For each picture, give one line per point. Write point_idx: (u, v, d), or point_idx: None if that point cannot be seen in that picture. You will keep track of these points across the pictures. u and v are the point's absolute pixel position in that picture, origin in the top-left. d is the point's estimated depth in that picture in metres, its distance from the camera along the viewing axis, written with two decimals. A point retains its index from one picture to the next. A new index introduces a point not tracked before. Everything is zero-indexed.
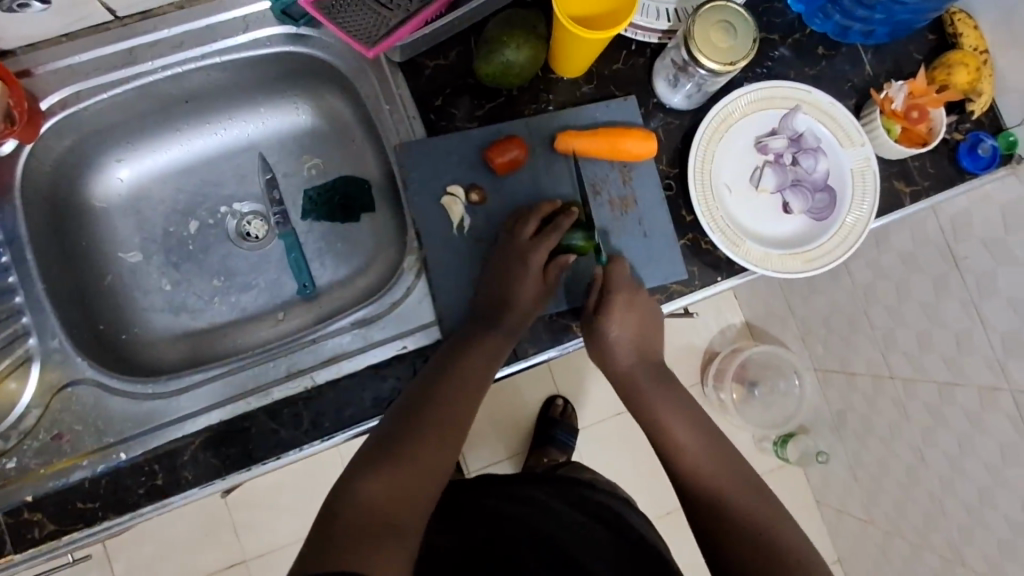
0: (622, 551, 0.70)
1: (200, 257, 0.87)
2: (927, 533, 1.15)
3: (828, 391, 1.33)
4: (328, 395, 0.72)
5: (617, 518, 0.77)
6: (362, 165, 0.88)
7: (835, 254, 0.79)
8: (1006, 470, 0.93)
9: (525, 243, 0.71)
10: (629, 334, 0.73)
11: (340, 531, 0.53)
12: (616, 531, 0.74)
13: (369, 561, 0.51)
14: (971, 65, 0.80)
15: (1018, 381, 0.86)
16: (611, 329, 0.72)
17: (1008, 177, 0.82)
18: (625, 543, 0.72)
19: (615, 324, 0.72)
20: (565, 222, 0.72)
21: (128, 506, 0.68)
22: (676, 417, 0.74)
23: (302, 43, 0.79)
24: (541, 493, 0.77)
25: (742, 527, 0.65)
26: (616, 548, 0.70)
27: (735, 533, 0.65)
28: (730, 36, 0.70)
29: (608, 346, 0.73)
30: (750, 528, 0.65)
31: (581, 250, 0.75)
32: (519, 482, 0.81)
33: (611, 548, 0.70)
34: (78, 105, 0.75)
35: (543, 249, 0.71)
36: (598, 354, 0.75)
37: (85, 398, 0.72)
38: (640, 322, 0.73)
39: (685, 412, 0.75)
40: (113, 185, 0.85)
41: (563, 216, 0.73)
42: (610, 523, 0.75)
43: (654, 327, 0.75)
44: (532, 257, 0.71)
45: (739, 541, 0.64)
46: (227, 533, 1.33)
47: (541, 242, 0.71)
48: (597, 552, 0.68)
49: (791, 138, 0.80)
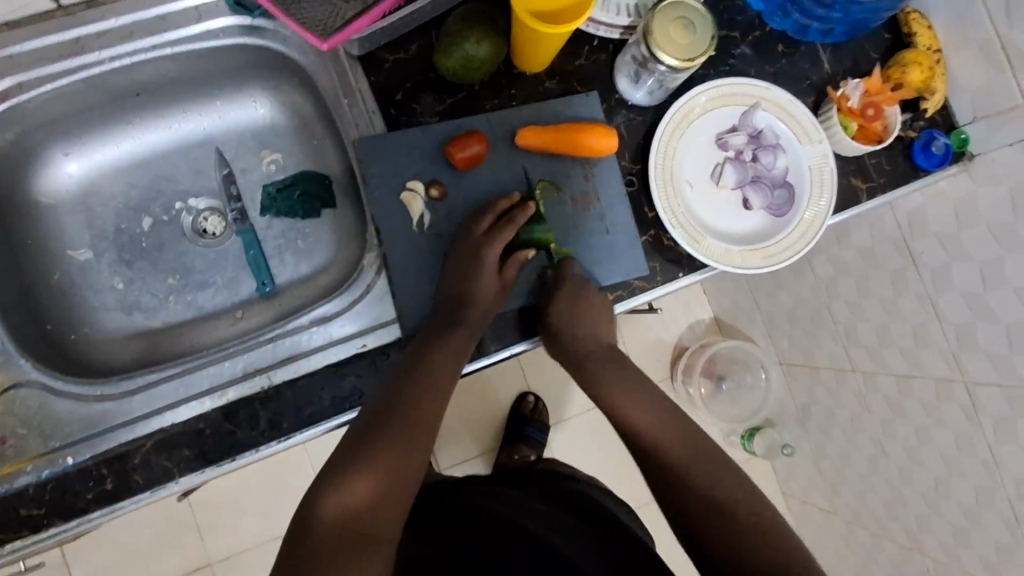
0: (607, 544, 0.70)
1: (154, 254, 0.84)
2: (887, 522, 1.18)
3: (793, 385, 1.35)
4: (285, 395, 0.71)
5: (602, 511, 0.77)
6: (324, 160, 0.86)
7: (795, 250, 0.80)
8: (961, 459, 0.96)
9: (480, 238, 0.70)
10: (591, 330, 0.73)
11: (314, 550, 0.56)
12: (599, 524, 0.74)
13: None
14: (924, 64, 0.81)
15: (971, 374, 0.89)
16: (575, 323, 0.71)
17: (959, 175, 0.84)
18: (607, 536, 0.71)
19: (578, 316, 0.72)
20: (521, 217, 0.71)
21: (76, 512, 0.66)
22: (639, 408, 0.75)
23: (259, 35, 0.77)
24: (521, 493, 0.78)
25: (727, 518, 0.65)
26: (599, 540, 0.70)
27: (711, 519, 0.65)
28: (689, 32, 0.70)
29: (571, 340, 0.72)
30: (737, 519, 0.65)
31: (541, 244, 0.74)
32: (500, 483, 0.81)
33: (594, 541, 0.70)
34: (19, 97, 0.72)
35: (497, 242, 0.70)
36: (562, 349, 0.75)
37: (29, 401, 0.70)
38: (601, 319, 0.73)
39: (650, 401, 0.75)
40: (61, 180, 0.82)
41: (520, 210, 0.71)
42: (593, 516, 0.75)
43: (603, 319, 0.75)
44: (486, 251, 0.70)
45: (726, 536, 0.64)
46: (190, 536, 1.30)
47: (494, 236, 0.70)
48: (578, 545, 0.68)
49: (751, 135, 0.80)
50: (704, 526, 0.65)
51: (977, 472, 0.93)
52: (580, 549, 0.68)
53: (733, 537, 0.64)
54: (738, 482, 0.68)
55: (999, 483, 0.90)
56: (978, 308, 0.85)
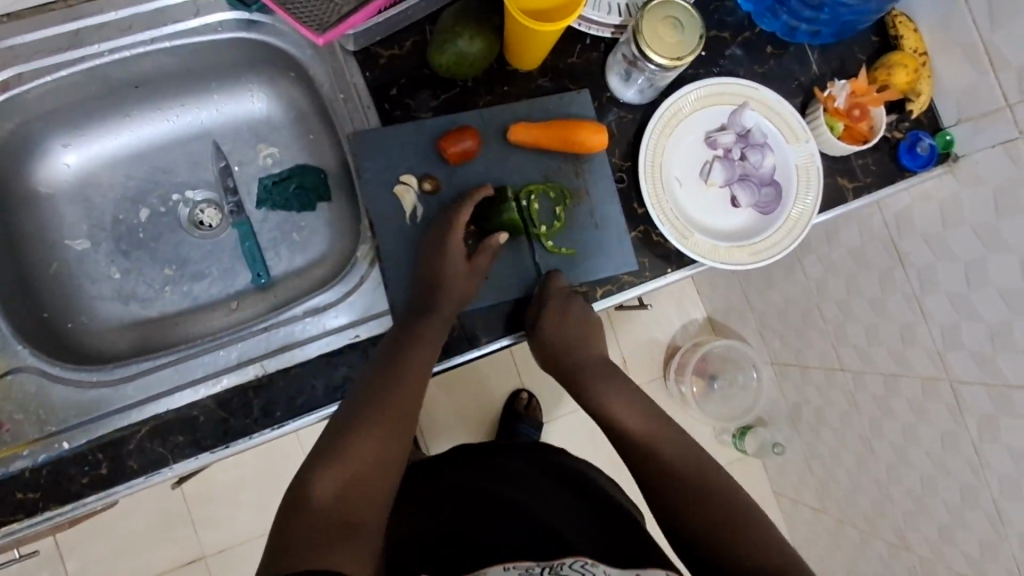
0: (597, 516, 0.72)
1: (151, 245, 0.86)
2: (875, 520, 1.19)
3: (785, 384, 1.36)
4: (279, 383, 0.72)
5: (595, 483, 0.80)
6: (320, 154, 0.88)
7: (781, 246, 0.81)
8: (947, 458, 0.97)
9: (445, 223, 0.72)
10: (565, 338, 0.75)
11: (300, 539, 0.56)
12: (590, 495, 0.76)
13: (327, 555, 0.54)
14: (910, 66, 0.83)
15: (956, 373, 0.90)
16: (548, 332, 0.73)
17: (945, 176, 0.85)
18: (597, 502, 0.75)
19: (553, 327, 0.73)
20: (479, 196, 0.73)
21: (70, 496, 0.67)
22: (622, 398, 0.78)
23: (257, 30, 0.78)
24: (511, 461, 0.82)
25: (708, 505, 0.67)
26: (589, 514, 0.72)
27: (700, 507, 0.67)
28: (678, 31, 0.71)
29: (552, 347, 0.75)
30: (719, 510, 0.66)
31: (512, 225, 0.74)
32: (497, 453, 0.84)
33: (582, 512, 0.72)
34: (19, 88, 0.74)
35: (457, 225, 0.71)
36: (545, 355, 0.77)
37: (25, 387, 0.71)
38: (578, 324, 0.75)
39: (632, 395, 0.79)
40: (60, 170, 0.83)
41: (477, 192, 0.73)
42: (588, 490, 0.77)
43: (585, 325, 0.76)
44: (449, 236, 0.71)
45: (705, 520, 0.66)
46: (184, 528, 1.31)
47: (456, 220, 0.72)
48: (564, 516, 0.71)
49: (739, 134, 0.82)
50: (688, 513, 0.67)
51: (962, 470, 0.95)
52: (563, 518, 0.70)
53: (716, 524, 0.65)
54: (720, 477, 0.70)
55: (983, 480, 0.92)
56: (964, 307, 0.86)
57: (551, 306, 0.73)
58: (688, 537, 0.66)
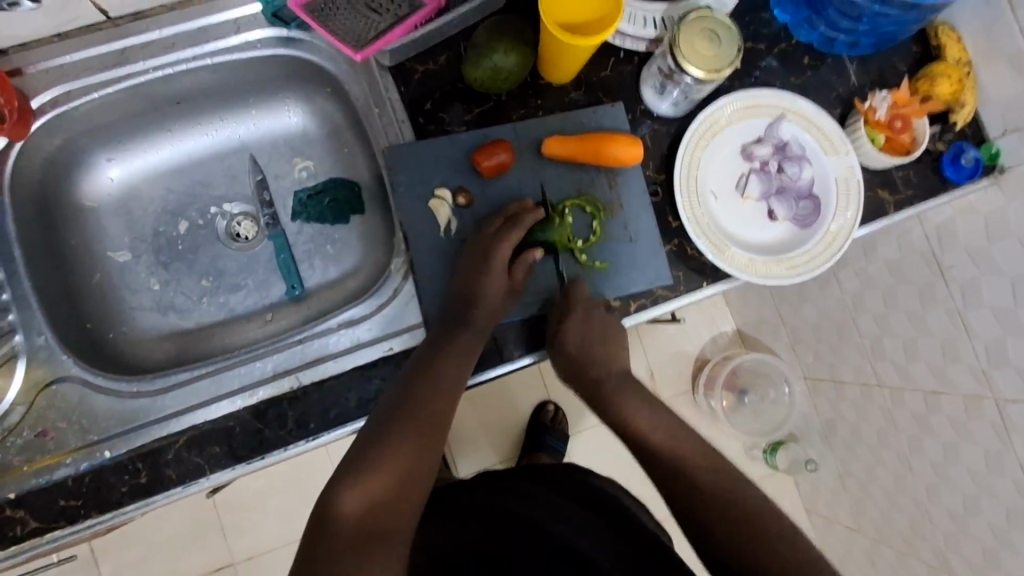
0: (620, 535, 0.71)
1: (190, 257, 0.87)
2: (913, 541, 1.15)
3: (818, 400, 1.33)
4: (313, 396, 0.72)
5: (615, 507, 0.78)
6: (353, 166, 0.88)
7: (819, 261, 0.80)
8: (991, 478, 0.93)
9: (490, 240, 0.71)
10: (586, 348, 0.73)
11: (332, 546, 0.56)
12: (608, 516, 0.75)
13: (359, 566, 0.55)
14: (954, 76, 0.81)
15: (1001, 391, 0.87)
16: (567, 341, 0.72)
17: (989, 188, 0.83)
18: (619, 524, 0.73)
19: (570, 337, 0.72)
20: (529, 219, 0.71)
21: (110, 504, 0.68)
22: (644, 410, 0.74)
23: (294, 45, 0.80)
24: (532, 483, 0.80)
25: (733, 511, 0.64)
26: (614, 534, 0.71)
27: (716, 509, 0.65)
28: (714, 44, 0.71)
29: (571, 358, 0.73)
30: (741, 512, 0.64)
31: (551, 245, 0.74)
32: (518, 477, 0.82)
33: (608, 531, 0.71)
34: (68, 104, 0.76)
35: (505, 242, 0.70)
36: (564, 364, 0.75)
37: (69, 395, 0.73)
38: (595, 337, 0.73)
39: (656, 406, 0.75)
40: (104, 184, 0.86)
41: (527, 214, 0.72)
42: (609, 513, 0.76)
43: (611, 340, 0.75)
44: (495, 253, 0.70)
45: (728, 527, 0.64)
46: (215, 535, 1.32)
47: (502, 238, 0.71)
48: (589, 535, 0.69)
49: (777, 146, 0.81)
50: (710, 518, 0.65)
51: (1009, 492, 0.90)
52: (588, 537, 0.69)
53: (742, 534, 0.63)
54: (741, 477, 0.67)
55: None
56: (1010, 323, 0.83)
57: (570, 313, 0.72)
58: (717, 543, 0.64)
